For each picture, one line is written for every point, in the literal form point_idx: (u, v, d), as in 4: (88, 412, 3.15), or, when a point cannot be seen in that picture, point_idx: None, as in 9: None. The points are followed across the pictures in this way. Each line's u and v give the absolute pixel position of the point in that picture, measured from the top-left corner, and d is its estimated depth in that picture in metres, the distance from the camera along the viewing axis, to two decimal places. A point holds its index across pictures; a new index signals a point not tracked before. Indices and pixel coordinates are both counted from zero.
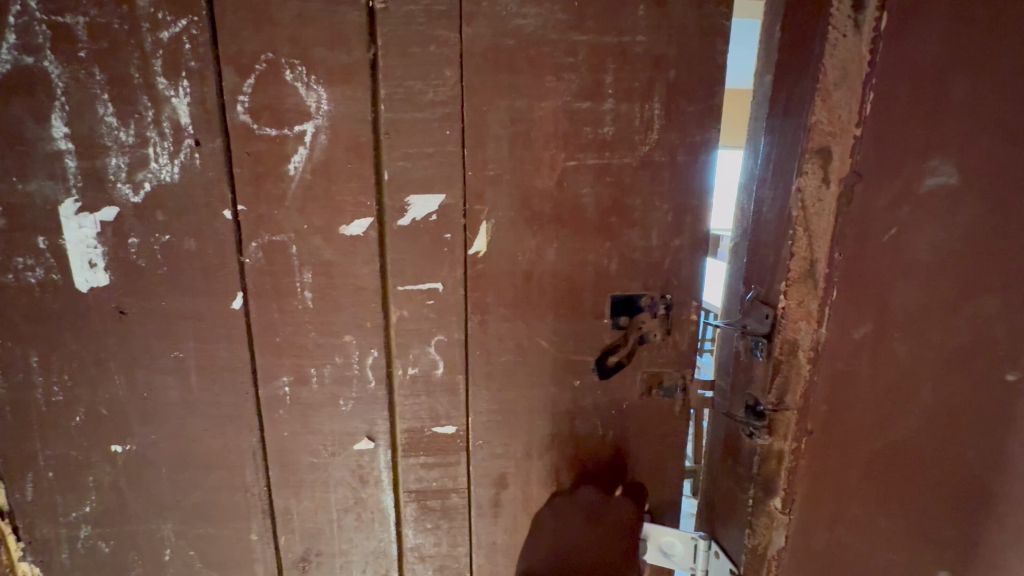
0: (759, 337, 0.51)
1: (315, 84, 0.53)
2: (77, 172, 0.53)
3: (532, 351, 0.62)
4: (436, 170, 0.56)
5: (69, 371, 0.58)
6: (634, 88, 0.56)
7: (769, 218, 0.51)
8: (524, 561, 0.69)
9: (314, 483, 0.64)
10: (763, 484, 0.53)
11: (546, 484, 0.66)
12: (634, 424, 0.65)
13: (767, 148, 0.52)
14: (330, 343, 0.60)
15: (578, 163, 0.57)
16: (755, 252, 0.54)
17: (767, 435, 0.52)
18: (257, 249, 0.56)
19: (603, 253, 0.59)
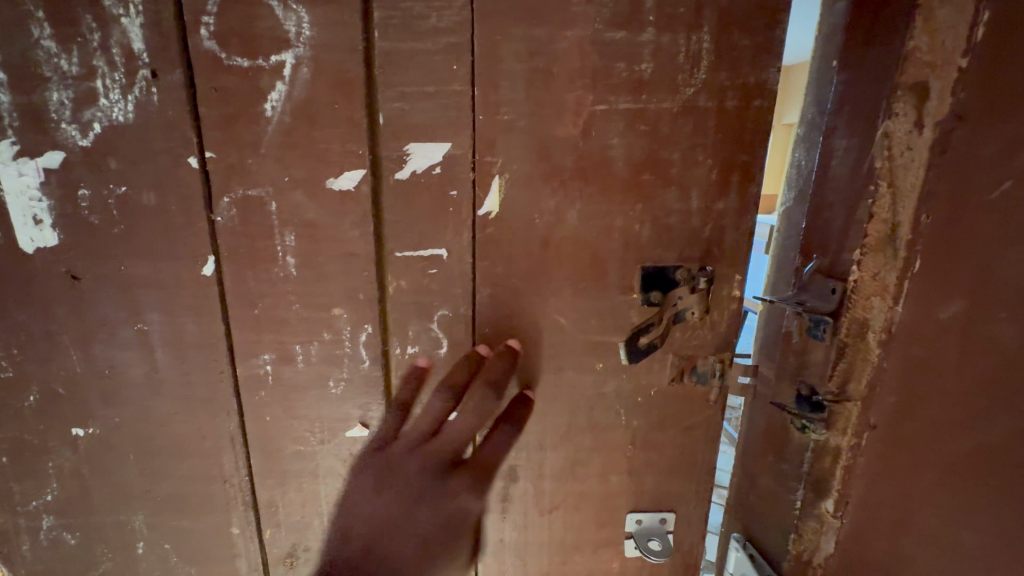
0: (823, 316, 0.44)
1: (293, 4, 0.44)
2: (11, 108, 0.45)
3: (548, 330, 0.54)
4: (441, 114, 0.47)
5: (16, 345, 0.51)
6: (678, 14, 0.46)
7: (838, 173, 0.44)
8: (534, 560, 0.62)
9: (301, 474, 0.57)
10: (813, 484, 0.48)
11: (560, 476, 0.59)
12: (662, 414, 0.58)
13: (839, 90, 0.44)
14: (316, 318, 0.52)
15: (609, 107, 0.48)
16: (816, 213, 0.46)
17: (822, 430, 0.46)
18: (230, 205, 0.48)
19: (633, 216, 0.51)
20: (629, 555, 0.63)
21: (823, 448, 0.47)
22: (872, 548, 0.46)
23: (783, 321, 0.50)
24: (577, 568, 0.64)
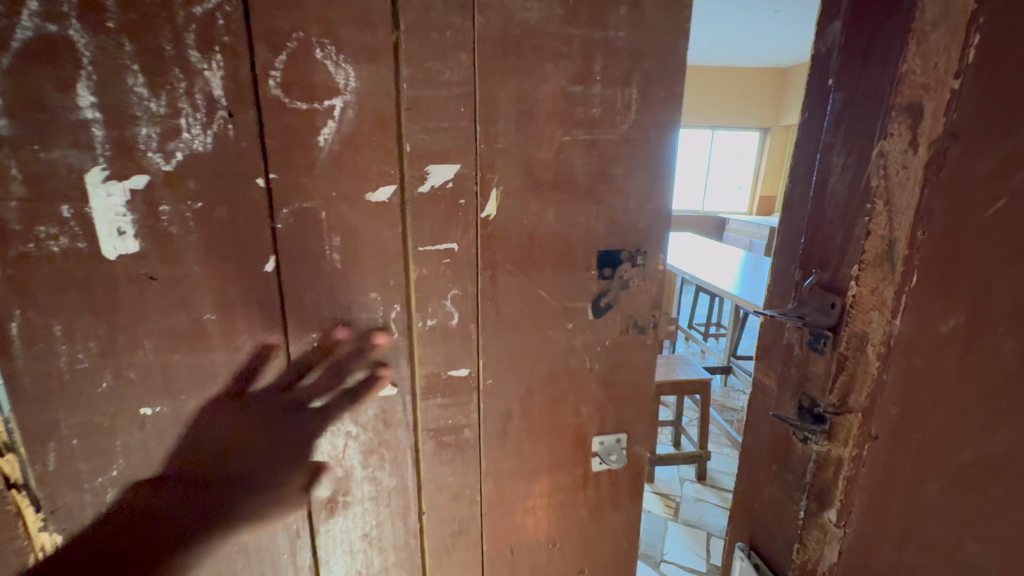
0: (823, 331, 0.45)
1: (343, 62, 0.53)
2: (105, 142, 0.50)
3: (535, 303, 0.66)
4: (455, 142, 0.58)
5: (95, 340, 0.55)
6: (617, 75, 0.61)
7: (836, 190, 0.44)
8: (528, 492, 0.75)
9: (340, 431, 0.64)
10: (817, 496, 0.48)
11: (546, 419, 0.72)
12: (616, 362, 0.72)
13: (836, 108, 0.45)
14: (354, 301, 0.60)
15: (572, 138, 0.62)
16: (816, 230, 0.46)
17: (823, 442, 0.47)
18: (289, 214, 0.56)
19: (592, 215, 0.65)
20: (596, 469, 0.76)
21: (826, 459, 0.47)
22: (879, 554, 0.48)
23: (784, 335, 0.51)
24: (556, 499, 0.77)
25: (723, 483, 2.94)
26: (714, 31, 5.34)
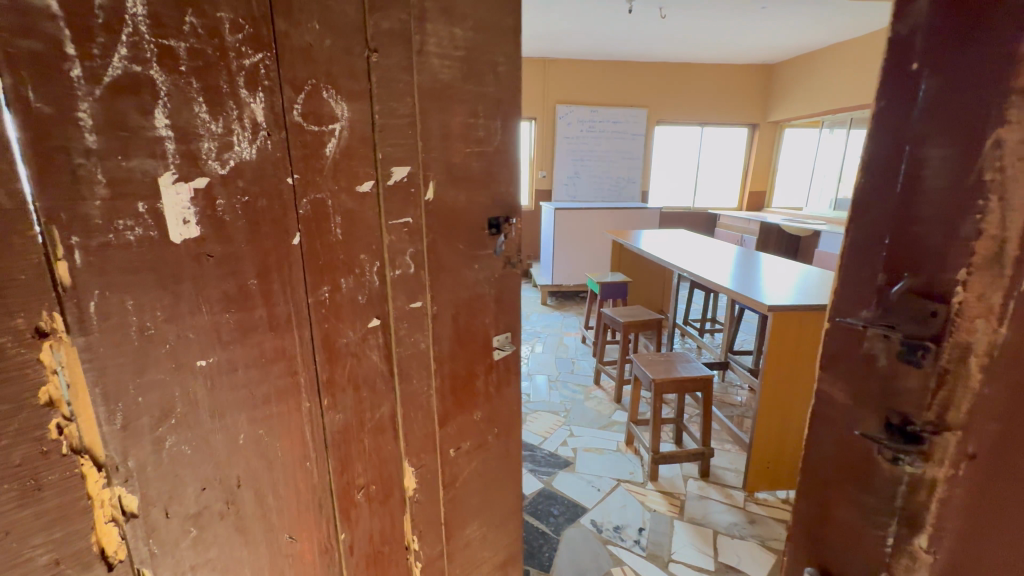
0: (925, 342, 0.43)
1: (337, 100, 0.67)
2: (175, 153, 0.54)
3: (453, 254, 0.86)
4: (406, 149, 0.76)
5: (161, 307, 0.57)
6: (492, 111, 0.86)
7: (934, 187, 0.42)
8: (455, 396, 0.94)
9: (348, 357, 0.76)
10: (906, 520, 0.47)
11: (469, 346, 0.93)
12: (505, 297, 0.98)
13: (930, 96, 0.41)
14: (349, 262, 0.73)
15: (470, 151, 0.84)
16: (909, 227, 0.43)
17: (918, 462, 0.46)
18: (308, 203, 0.66)
19: (485, 198, 0.89)
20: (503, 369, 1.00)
21: (918, 480, 0.46)
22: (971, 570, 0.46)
23: (865, 346, 0.47)
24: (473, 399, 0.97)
25: (727, 479, 2.94)
26: (700, 29, 5.38)
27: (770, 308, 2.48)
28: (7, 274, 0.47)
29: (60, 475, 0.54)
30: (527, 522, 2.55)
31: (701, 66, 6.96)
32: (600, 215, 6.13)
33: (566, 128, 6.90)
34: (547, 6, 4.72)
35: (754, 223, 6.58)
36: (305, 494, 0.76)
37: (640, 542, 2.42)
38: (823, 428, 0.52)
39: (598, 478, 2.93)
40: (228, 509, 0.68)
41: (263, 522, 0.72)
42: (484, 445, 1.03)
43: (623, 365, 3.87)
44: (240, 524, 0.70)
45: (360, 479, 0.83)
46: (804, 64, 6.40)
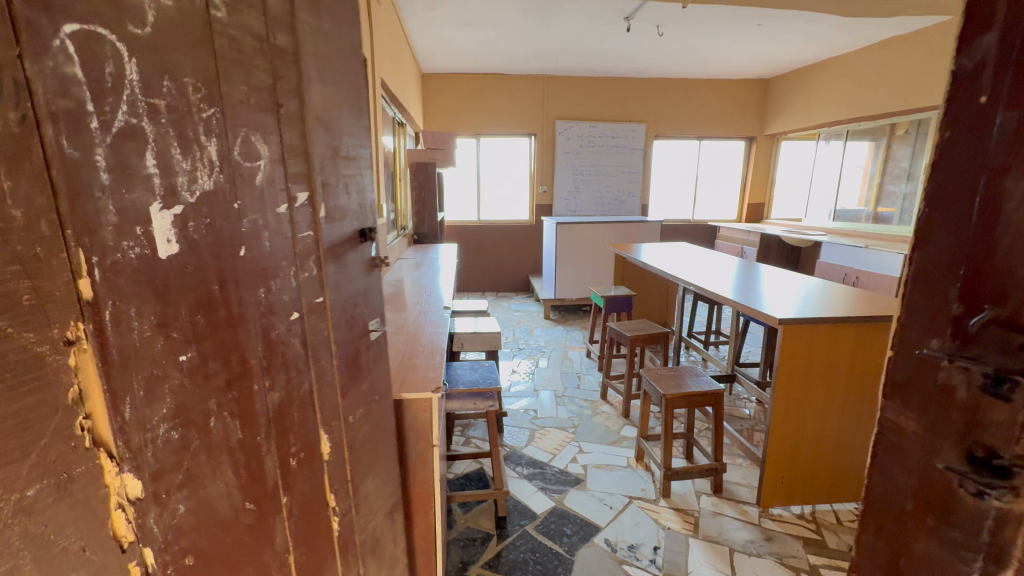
0: (1012, 373, 0.43)
1: (248, 134, 0.66)
2: (161, 187, 0.62)
3: (340, 261, 0.83)
4: (302, 165, 0.73)
5: (155, 312, 0.65)
6: (353, 127, 0.86)
7: (1014, 220, 0.43)
8: (350, 402, 0.89)
9: (280, 362, 0.75)
10: (993, 557, 0.46)
11: (360, 352, 0.92)
12: (378, 299, 0.99)
13: (1007, 129, 0.42)
14: (261, 272, 0.71)
15: (347, 166, 0.84)
16: (991, 257, 0.44)
17: (1003, 497, 0.45)
18: (250, 222, 0.69)
19: (358, 210, 0.89)
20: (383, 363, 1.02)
21: (1007, 518, 0.45)
22: None
23: (941, 371, 0.49)
24: (366, 393, 0.96)
25: (740, 495, 2.89)
26: (696, 46, 5.50)
27: (780, 321, 2.47)
28: (46, 293, 0.56)
29: (84, 467, 0.63)
30: (540, 542, 2.49)
31: (698, 82, 7.10)
32: (601, 228, 6.17)
33: (566, 143, 7.00)
34: (547, 25, 4.80)
35: (754, 234, 6.62)
36: (258, 471, 0.76)
37: (655, 561, 2.38)
38: (893, 453, 0.54)
39: (609, 495, 2.88)
40: (199, 486, 0.73)
41: (224, 501, 0.75)
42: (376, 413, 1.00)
43: (630, 379, 3.86)
44: (205, 505, 0.74)
45: (292, 448, 0.79)
46: (798, 79, 6.53)
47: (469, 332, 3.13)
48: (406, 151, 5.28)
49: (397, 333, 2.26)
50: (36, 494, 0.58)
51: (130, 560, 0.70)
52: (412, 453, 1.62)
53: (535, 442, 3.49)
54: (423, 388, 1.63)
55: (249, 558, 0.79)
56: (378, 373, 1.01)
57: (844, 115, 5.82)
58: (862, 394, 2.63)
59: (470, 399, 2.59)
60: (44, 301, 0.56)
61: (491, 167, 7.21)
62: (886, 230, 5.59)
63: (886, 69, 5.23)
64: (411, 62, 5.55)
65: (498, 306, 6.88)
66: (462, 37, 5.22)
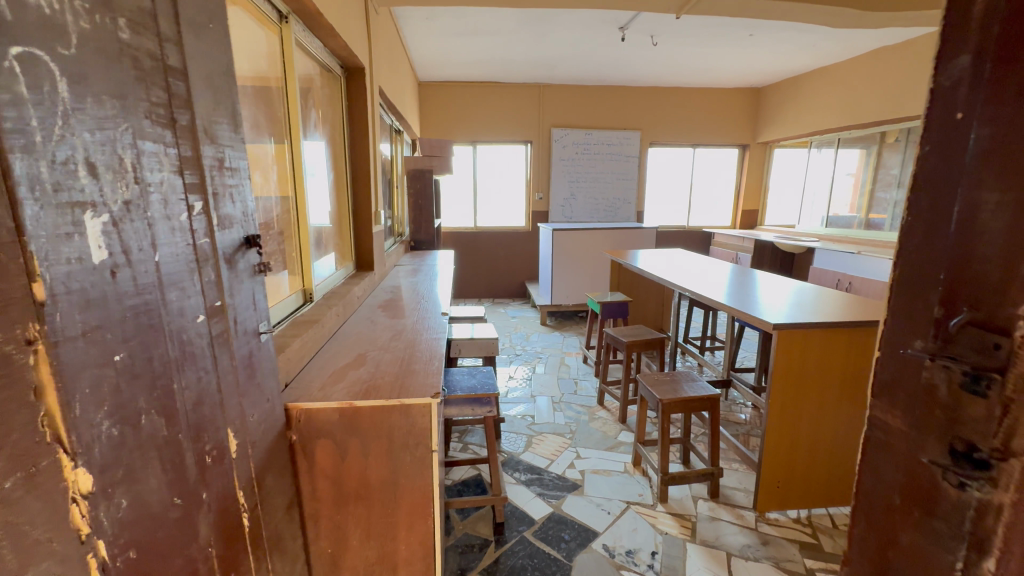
0: (987, 371, 0.44)
1: (153, 150, 0.81)
2: (91, 193, 0.67)
3: (225, 263, 1.09)
4: (192, 181, 0.95)
5: (95, 316, 0.67)
6: (225, 152, 1.10)
7: (987, 228, 0.45)
8: (239, 376, 1.14)
9: (188, 352, 0.90)
10: (975, 545, 0.47)
11: (246, 336, 1.19)
12: (256, 295, 1.27)
13: (982, 144, 0.45)
14: (173, 274, 0.86)
15: (224, 184, 1.09)
16: (965, 264, 0.46)
17: (982, 487, 0.46)
18: (160, 228, 0.83)
19: (236, 221, 1.15)
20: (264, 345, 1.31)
21: (985, 506, 0.45)
22: None
23: (928, 371, 0.50)
24: (250, 371, 1.21)
25: (737, 500, 2.91)
26: (689, 55, 5.59)
27: (776, 326, 2.50)
28: (8, 295, 0.56)
29: (52, 462, 0.60)
30: (538, 548, 2.49)
31: (692, 91, 7.21)
32: (597, 235, 6.22)
33: (562, 151, 7.07)
34: (544, 34, 4.88)
35: (749, 240, 6.68)
36: (178, 463, 0.84)
37: (653, 566, 2.39)
38: (887, 449, 0.56)
39: (607, 501, 2.89)
40: (136, 482, 0.74)
41: (156, 496, 0.78)
42: (258, 391, 1.27)
43: (627, 384, 3.87)
44: (141, 501, 0.74)
45: (205, 444, 0.95)
46: (790, 88, 6.65)
47: (467, 337, 3.15)
48: (403, 159, 5.33)
49: (397, 339, 2.28)
50: (11, 488, 0.56)
51: (86, 552, 0.64)
52: (411, 458, 1.63)
53: (533, 448, 3.49)
54: (422, 394, 1.64)
55: (177, 552, 0.83)
56: (260, 354, 1.28)
57: (835, 123, 5.92)
58: (852, 397, 2.66)
59: (468, 405, 2.60)
60: (5, 303, 0.56)
61: (488, 174, 7.26)
62: (878, 235, 5.66)
63: (875, 78, 5.35)
64: (409, 71, 5.62)
65: (494, 312, 6.90)
66: (459, 46, 5.29)
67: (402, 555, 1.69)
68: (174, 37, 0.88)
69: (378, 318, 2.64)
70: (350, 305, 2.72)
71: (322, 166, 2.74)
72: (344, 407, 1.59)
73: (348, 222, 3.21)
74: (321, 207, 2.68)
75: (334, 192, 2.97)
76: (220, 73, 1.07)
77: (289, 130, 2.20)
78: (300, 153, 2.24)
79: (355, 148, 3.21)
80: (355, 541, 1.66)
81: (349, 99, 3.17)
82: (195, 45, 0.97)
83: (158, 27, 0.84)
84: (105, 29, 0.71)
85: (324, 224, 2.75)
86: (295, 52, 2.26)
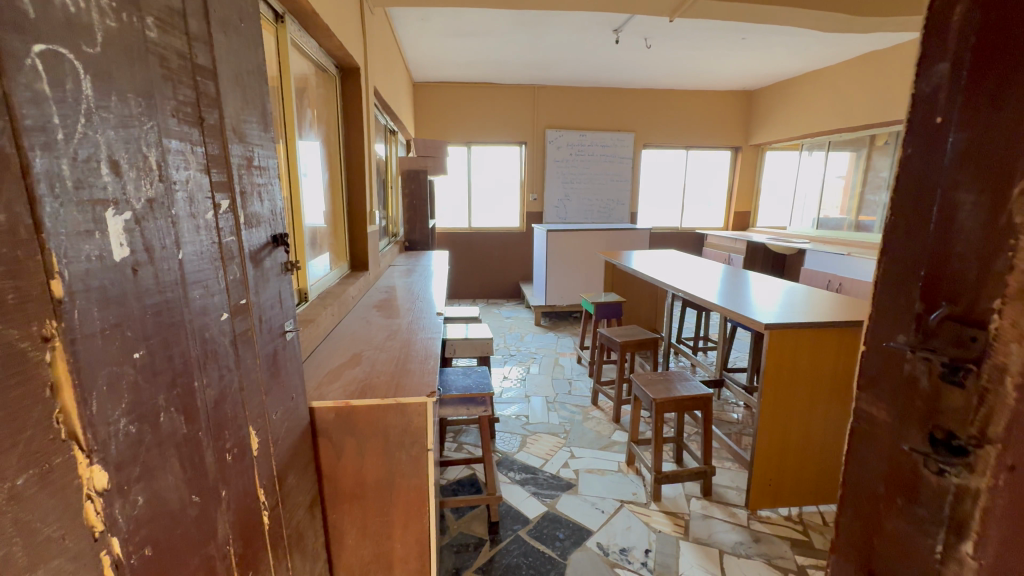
0: (965, 363, 0.47)
1: (177, 148, 0.82)
2: (111, 191, 0.68)
3: (251, 261, 1.10)
4: (218, 177, 0.96)
5: (112, 314, 0.68)
6: (253, 151, 1.12)
7: (964, 227, 0.47)
8: (264, 373, 1.15)
9: (211, 349, 0.92)
10: (954, 529, 0.49)
11: (274, 333, 1.21)
12: (284, 293, 1.29)
13: (958, 147, 0.47)
14: (197, 272, 0.87)
15: (252, 182, 1.11)
16: (942, 261, 0.49)
17: (959, 472, 0.48)
18: (184, 225, 0.84)
19: (263, 219, 1.17)
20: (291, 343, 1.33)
21: (964, 492, 0.48)
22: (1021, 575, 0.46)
23: (908, 365, 0.52)
24: (276, 369, 1.23)
25: (729, 498, 2.94)
26: (683, 57, 5.64)
27: (768, 326, 2.54)
28: (26, 293, 0.56)
29: (65, 458, 0.61)
30: (533, 547, 2.51)
31: (684, 94, 7.27)
32: (592, 236, 6.25)
33: (556, 152, 7.10)
34: (539, 36, 4.90)
35: (741, 242, 6.75)
36: (195, 461, 0.84)
37: (647, 564, 2.41)
38: (871, 440, 0.58)
39: (601, 500, 2.91)
40: (154, 479, 0.74)
41: (174, 493, 0.79)
42: (283, 388, 1.28)
43: (621, 385, 3.90)
44: (158, 498, 0.75)
45: (226, 441, 0.96)
46: (781, 92, 6.73)
47: (461, 337, 3.16)
48: (397, 159, 5.32)
49: (392, 339, 2.28)
50: (25, 484, 0.56)
51: (100, 550, 0.65)
52: (406, 457, 1.64)
53: (527, 447, 3.51)
54: (419, 393, 1.65)
55: (194, 550, 0.84)
56: (288, 351, 1.31)
57: (826, 126, 6.01)
58: (839, 396, 2.70)
59: (463, 405, 2.61)
60: (24, 300, 0.56)
61: (482, 175, 7.27)
62: (867, 237, 5.74)
63: (865, 82, 5.43)
64: (403, 71, 5.61)
65: (488, 313, 6.91)
66: (454, 46, 5.30)
67: (398, 554, 1.69)
68: (202, 35, 0.91)
69: (372, 318, 2.64)
70: (345, 305, 2.72)
71: (317, 166, 2.73)
72: (340, 407, 1.59)
73: (343, 222, 3.21)
74: (315, 207, 2.67)
75: (328, 192, 2.97)
76: (250, 72, 1.10)
77: (283, 130, 2.20)
78: (295, 153, 2.24)
79: (349, 147, 3.21)
80: (350, 540, 1.66)
81: (343, 99, 3.17)
82: (225, 42, 0.99)
83: (185, 26, 0.86)
84: (130, 28, 0.72)
85: (318, 224, 2.75)
86: (290, 52, 2.26)
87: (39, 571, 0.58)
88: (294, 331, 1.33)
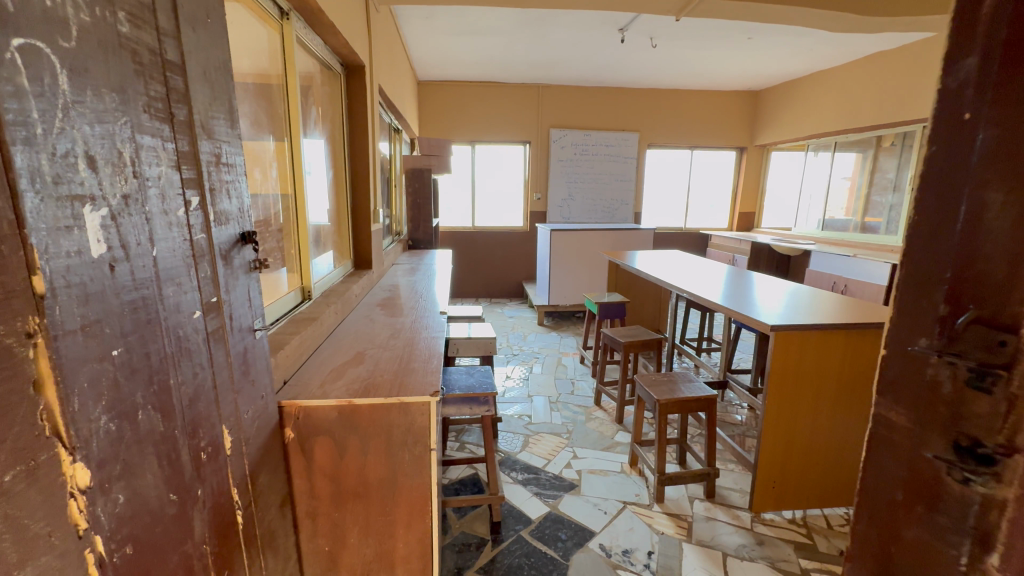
0: (993, 368, 0.45)
1: (149, 143, 0.81)
2: (90, 187, 0.67)
3: (222, 259, 1.09)
4: (190, 174, 0.95)
5: (92, 311, 0.67)
6: (222, 148, 1.10)
7: (993, 228, 0.46)
8: (235, 372, 1.14)
9: (184, 347, 0.90)
10: (979, 539, 0.48)
11: (243, 333, 1.19)
12: (252, 292, 1.27)
13: (988, 144, 0.46)
14: (170, 269, 0.86)
15: (222, 180, 1.10)
16: (968, 264, 0.47)
17: (988, 482, 0.46)
18: (158, 221, 0.83)
19: (232, 218, 1.16)
20: (261, 340, 1.31)
21: (990, 501, 0.46)
22: None
23: (934, 369, 0.51)
24: (246, 369, 1.21)
25: (733, 500, 2.93)
26: (682, 57, 5.60)
27: (773, 327, 2.51)
28: (10, 287, 0.56)
29: (50, 455, 0.60)
30: (535, 547, 2.50)
31: (690, 93, 7.24)
32: (596, 235, 6.22)
33: (560, 152, 7.08)
34: (542, 35, 4.89)
35: (746, 242, 6.71)
36: (173, 460, 0.84)
37: (650, 565, 2.40)
38: (890, 446, 0.56)
39: (603, 500, 2.90)
40: (134, 477, 0.73)
41: (153, 492, 0.78)
42: (252, 384, 1.26)
43: (624, 385, 3.88)
44: (139, 496, 0.74)
45: (201, 440, 0.95)
46: (787, 92, 6.68)
47: (464, 337, 3.15)
48: (402, 157, 5.33)
49: (395, 338, 2.27)
50: (11, 481, 0.56)
51: (84, 548, 0.64)
52: (409, 457, 1.63)
53: (529, 447, 3.50)
54: (422, 392, 1.64)
55: (173, 549, 0.83)
56: (258, 349, 1.29)
57: (833, 127, 5.95)
58: (849, 404, 2.69)
59: (465, 404, 2.60)
60: (8, 296, 0.55)
61: (487, 174, 7.27)
62: (873, 239, 5.70)
63: (872, 82, 5.38)
64: (408, 70, 5.62)
65: (492, 312, 6.90)
66: (458, 45, 5.29)
67: (400, 553, 1.68)
68: (171, 30, 0.90)
69: (376, 316, 2.64)
70: (348, 304, 2.72)
71: (321, 164, 2.72)
72: (342, 406, 1.59)
73: (347, 221, 3.20)
74: (319, 205, 2.67)
75: (332, 189, 2.96)
76: (217, 68, 1.08)
77: (289, 127, 2.19)
78: (300, 151, 2.23)
79: (354, 145, 3.20)
80: (353, 538, 1.66)
81: (348, 97, 3.16)
82: (193, 38, 0.98)
83: (156, 21, 0.85)
84: (104, 22, 0.71)
85: (322, 222, 2.74)
86: (295, 50, 2.25)
87: (27, 569, 0.57)
88: (263, 330, 1.31)
